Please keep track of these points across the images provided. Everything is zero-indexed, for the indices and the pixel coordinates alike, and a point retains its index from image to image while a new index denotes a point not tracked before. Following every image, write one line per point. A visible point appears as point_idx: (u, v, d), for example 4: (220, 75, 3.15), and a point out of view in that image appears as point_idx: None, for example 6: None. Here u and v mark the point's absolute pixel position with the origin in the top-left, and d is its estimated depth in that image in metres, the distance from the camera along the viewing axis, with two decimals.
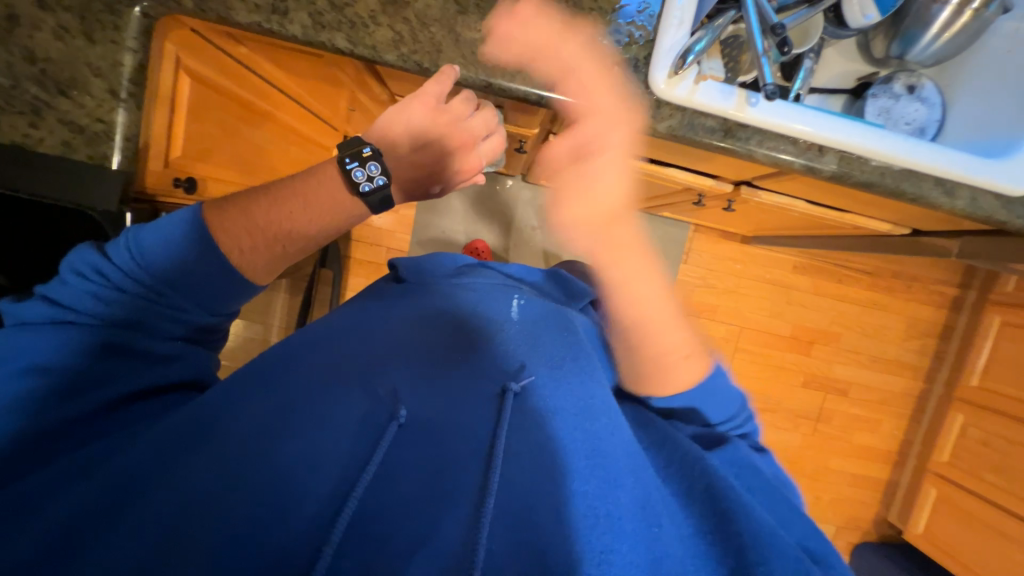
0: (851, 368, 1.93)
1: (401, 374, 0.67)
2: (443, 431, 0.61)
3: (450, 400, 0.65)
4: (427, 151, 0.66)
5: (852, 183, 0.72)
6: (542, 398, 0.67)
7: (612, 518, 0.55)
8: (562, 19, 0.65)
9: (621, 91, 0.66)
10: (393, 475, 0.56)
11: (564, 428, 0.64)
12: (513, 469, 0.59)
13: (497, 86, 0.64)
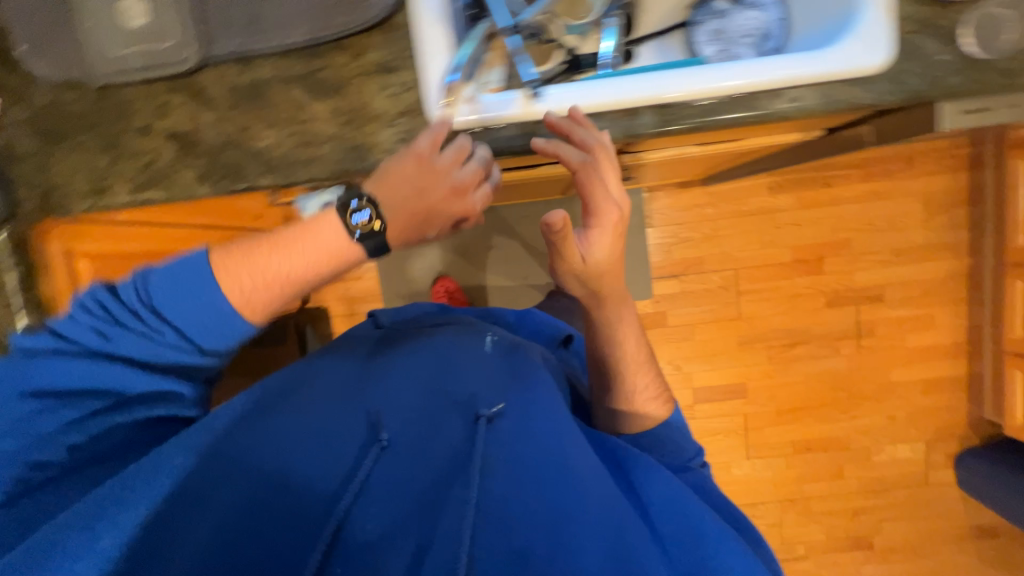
0: (877, 270, 1.73)
1: (368, 402, 0.67)
2: (422, 450, 0.63)
3: (440, 421, 0.65)
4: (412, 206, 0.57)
5: (685, 130, 0.66)
6: (517, 415, 0.66)
7: (592, 542, 0.56)
8: (332, 96, 0.67)
9: (411, 138, 0.67)
10: (375, 508, 0.58)
11: (550, 447, 0.63)
12: (504, 473, 0.61)
13: (301, 179, 0.68)
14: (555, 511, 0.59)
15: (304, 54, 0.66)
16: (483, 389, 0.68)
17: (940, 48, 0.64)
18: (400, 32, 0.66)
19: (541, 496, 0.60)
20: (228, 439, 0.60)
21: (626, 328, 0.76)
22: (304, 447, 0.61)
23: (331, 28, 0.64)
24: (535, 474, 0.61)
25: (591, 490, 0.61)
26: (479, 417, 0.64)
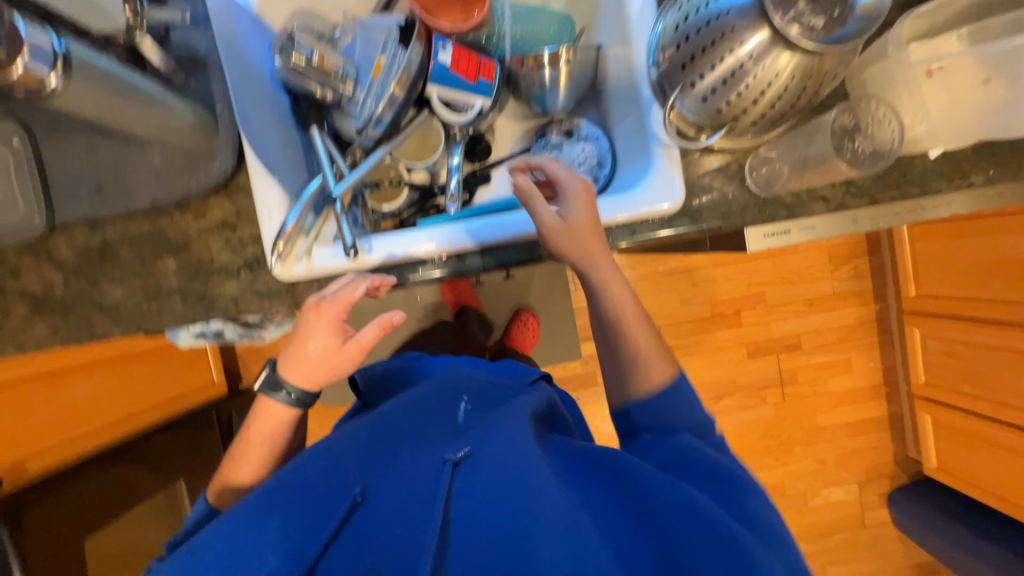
0: (793, 320, 1.80)
1: (371, 453, 0.60)
2: (403, 491, 0.55)
3: (397, 470, 0.58)
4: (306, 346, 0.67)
5: (510, 266, 0.73)
6: (480, 462, 0.56)
7: (616, 567, 0.46)
8: (176, 253, 0.71)
9: (256, 287, 0.71)
10: (356, 553, 0.51)
11: (496, 505, 0.52)
12: (456, 554, 0.50)
13: (151, 329, 0.71)
14: (571, 545, 0.48)
15: (150, 215, 0.71)
16: (430, 447, 0.61)
17: (729, 187, 0.71)
18: (240, 192, 0.71)
19: (607, 548, 0.48)
20: (266, 490, 0.55)
21: (593, 262, 0.64)
22: (311, 486, 0.55)
23: (171, 193, 0.69)
24: (502, 511, 0.51)
25: (606, 518, 0.52)
26: (447, 461, 0.57)
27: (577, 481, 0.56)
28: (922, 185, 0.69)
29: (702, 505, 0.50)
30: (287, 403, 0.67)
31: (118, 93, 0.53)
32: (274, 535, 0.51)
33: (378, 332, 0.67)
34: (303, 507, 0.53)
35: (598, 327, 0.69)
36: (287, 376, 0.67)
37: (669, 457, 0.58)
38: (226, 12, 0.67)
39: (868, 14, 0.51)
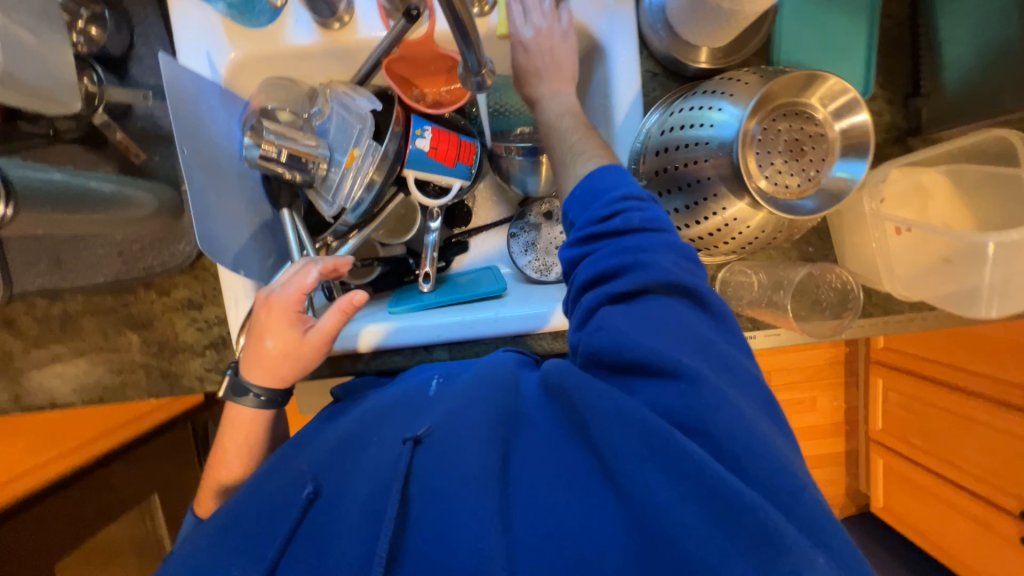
0: (768, 355, 1.68)
1: (333, 447, 0.53)
2: (353, 487, 0.47)
3: (358, 459, 0.50)
4: (264, 348, 0.57)
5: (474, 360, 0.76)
6: (442, 432, 0.47)
7: (574, 525, 0.38)
8: (139, 329, 0.70)
9: (221, 366, 0.71)
10: (308, 552, 0.43)
11: (453, 467, 0.43)
12: (422, 529, 0.41)
13: (113, 400, 0.71)
14: (523, 503, 0.41)
15: (111, 289, 0.69)
16: (394, 431, 0.52)
17: None
18: (207, 273, 0.69)
19: (565, 487, 0.41)
20: (223, 521, 0.48)
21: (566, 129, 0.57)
22: (266, 495, 0.49)
23: (133, 271, 0.68)
24: (451, 478, 0.43)
25: (572, 466, 0.42)
26: (405, 439, 0.47)
27: (547, 425, 0.46)
28: (886, 308, 0.69)
29: (655, 422, 0.39)
30: (256, 404, 0.59)
31: (66, 207, 0.51)
32: (236, 549, 0.45)
33: (337, 321, 0.56)
34: (253, 524, 0.46)
35: (579, 290, 0.48)
36: (252, 375, 0.58)
37: (618, 320, 0.43)
38: (180, 80, 0.59)
39: (835, 189, 0.52)
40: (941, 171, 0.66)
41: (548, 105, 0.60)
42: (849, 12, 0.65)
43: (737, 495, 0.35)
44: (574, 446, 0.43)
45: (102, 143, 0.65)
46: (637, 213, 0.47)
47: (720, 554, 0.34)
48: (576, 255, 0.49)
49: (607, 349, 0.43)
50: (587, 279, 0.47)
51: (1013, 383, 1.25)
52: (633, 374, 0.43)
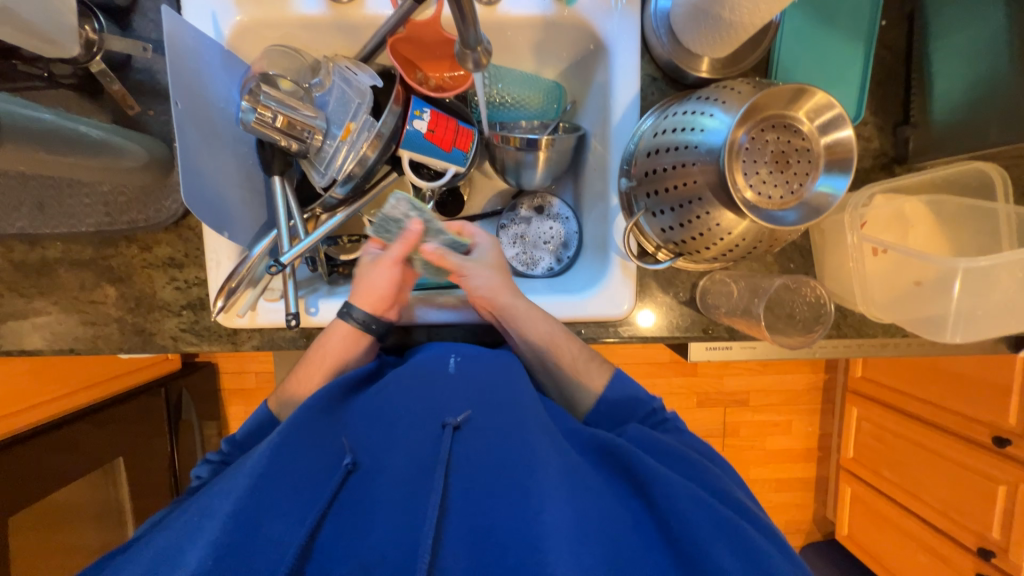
0: (745, 377, 1.70)
1: (362, 420, 0.56)
2: (392, 462, 0.52)
3: (392, 436, 0.54)
4: (366, 287, 0.63)
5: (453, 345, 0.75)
6: (485, 429, 0.53)
7: (621, 541, 0.47)
8: (117, 282, 0.69)
9: (197, 328, 0.70)
10: (356, 521, 0.49)
11: (500, 467, 0.50)
12: (468, 511, 0.48)
13: (83, 351, 0.71)
14: (575, 511, 0.47)
15: (93, 240, 0.69)
16: (422, 409, 0.55)
17: (681, 305, 0.71)
18: (191, 234, 0.69)
19: (623, 525, 0.48)
20: (253, 473, 0.47)
21: (542, 334, 0.62)
22: (302, 462, 0.51)
23: (116, 224, 0.67)
24: (502, 478, 0.49)
25: (613, 497, 0.51)
26: (446, 425, 0.52)
27: (584, 454, 0.55)
28: (859, 330, 0.70)
29: (704, 495, 0.50)
30: (353, 325, 0.63)
31: (59, 148, 0.51)
32: (273, 504, 0.47)
33: (405, 247, 0.61)
34: (294, 492, 0.49)
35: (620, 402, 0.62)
36: (353, 300, 0.64)
37: (646, 435, 0.56)
38: (182, 35, 0.58)
39: (816, 204, 0.53)
40: (922, 200, 0.67)
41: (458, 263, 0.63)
42: (847, 37, 0.67)
43: (761, 552, 0.46)
44: (615, 483, 0.53)
45: (98, 92, 0.65)
46: (643, 399, 0.62)
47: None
48: (601, 422, 0.62)
49: (645, 446, 0.55)
50: (603, 417, 0.62)
51: (980, 422, 1.28)
52: (667, 459, 0.55)
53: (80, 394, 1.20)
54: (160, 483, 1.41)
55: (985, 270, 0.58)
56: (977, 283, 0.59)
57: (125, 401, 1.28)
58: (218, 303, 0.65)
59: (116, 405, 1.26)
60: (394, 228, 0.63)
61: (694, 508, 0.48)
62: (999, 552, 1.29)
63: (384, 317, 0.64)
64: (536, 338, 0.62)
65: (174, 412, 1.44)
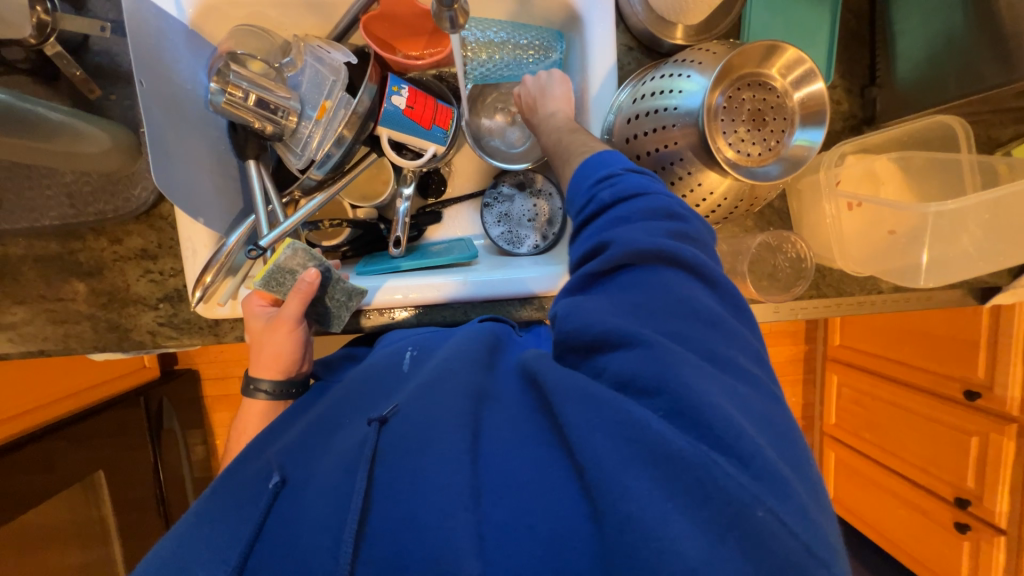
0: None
1: (305, 428, 0.52)
2: (326, 462, 0.46)
3: (331, 443, 0.49)
4: (272, 354, 0.59)
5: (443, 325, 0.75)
6: (412, 414, 0.47)
7: (538, 493, 0.38)
8: (86, 278, 0.67)
9: (174, 322, 0.68)
10: (280, 540, 0.41)
11: (424, 442, 0.43)
12: (392, 500, 0.40)
13: (55, 352, 0.68)
14: (488, 475, 0.40)
15: (58, 235, 0.66)
16: (360, 412, 0.51)
17: None
18: (164, 222, 0.66)
19: (549, 468, 0.39)
20: (199, 505, 0.48)
21: (564, 126, 0.60)
22: (236, 486, 0.48)
23: (83, 216, 0.64)
24: (414, 456, 0.42)
25: (527, 440, 0.42)
26: (371, 421, 0.47)
27: (512, 405, 0.46)
28: (839, 290, 0.73)
29: (607, 396, 0.39)
30: (266, 398, 0.60)
31: (12, 129, 0.50)
32: (213, 522, 0.45)
33: (301, 303, 0.58)
34: (230, 515, 0.45)
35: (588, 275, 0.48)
36: (256, 372, 0.60)
37: (596, 308, 0.44)
38: (143, 13, 0.56)
39: (794, 158, 0.55)
40: (891, 158, 0.70)
41: (528, 81, 0.66)
42: (814, 3, 0.68)
43: (687, 461, 0.35)
44: (536, 423, 0.43)
45: (54, 77, 0.61)
46: (640, 216, 0.45)
47: (660, 510, 0.34)
48: (576, 253, 0.49)
49: (577, 333, 0.44)
50: (590, 258, 0.47)
51: (952, 378, 1.33)
52: (603, 350, 0.43)
53: (53, 406, 1.15)
54: (144, 497, 1.36)
55: (954, 215, 0.61)
56: (948, 229, 0.62)
57: (100, 413, 1.23)
58: (198, 292, 0.62)
59: (91, 418, 1.20)
60: (288, 279, 0.60)
61: (662, 446, 0.36)
62: (975, 500, 1.33)
63: (298, 377, 0.62)
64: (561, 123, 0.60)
65: (160, 419, 1.40)
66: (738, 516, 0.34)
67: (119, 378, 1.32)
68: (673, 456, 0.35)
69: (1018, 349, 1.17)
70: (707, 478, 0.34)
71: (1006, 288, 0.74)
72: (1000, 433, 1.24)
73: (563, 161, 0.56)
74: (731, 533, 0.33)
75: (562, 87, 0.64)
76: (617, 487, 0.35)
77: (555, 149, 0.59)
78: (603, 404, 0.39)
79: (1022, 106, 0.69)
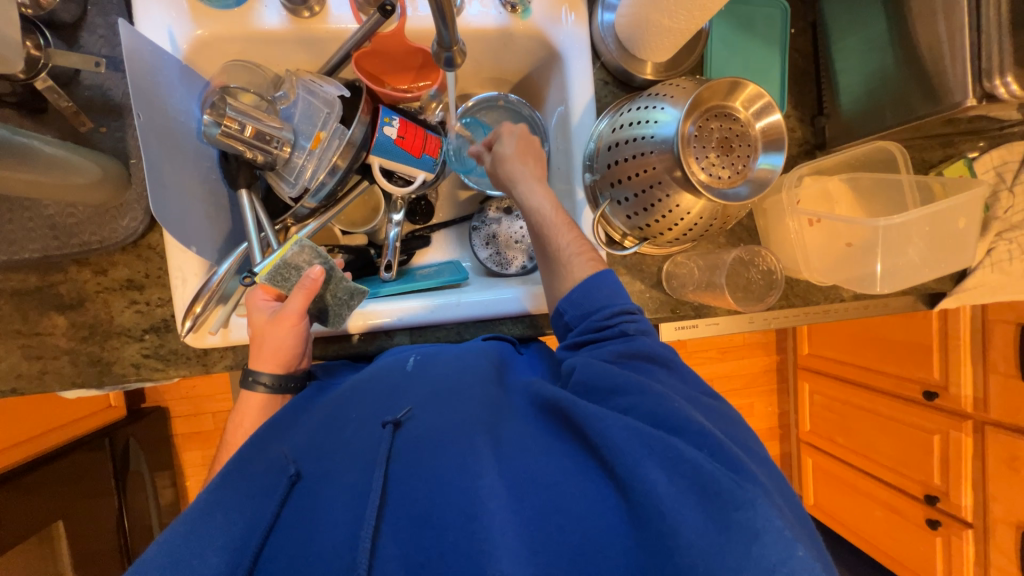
0: (708, 365, 1.81)
1: (313, 427, 0.55)
2: (340, 463, 0.49)
3: (342, 443, 0.52)
4: (273, 347, 0.60)
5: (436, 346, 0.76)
6: (429, 419, 0.52)
7: (563, 493, 0.44)
8: (67, 311, 0.65)
9: (161, 353, 0.67)
10: (299, 533, 0.45)
11: (449, 446, 0.48)
12: (413, 494, 0.45)
13: (28, 390, 0.65)
14: (514, 476, 0.45)
15: (38, 267, 0.64)
16: (370, 412, 0.54)
17: (650, 289, 0.76)
18: (152, 252, 0.66)
19: (565, 472, 0.45)
20: (201, 498, 0.48)
21: (543, 206, 0.63)
22: (249, 480, 0.50)
23: (66, 248, 0.62)
24: (442, 459, 0.47)
25: (549, 447, 0.48)
26: (387, 423, 0.51)
27: (527, 419, 0.52)
28: (806, 299, 0.78)
29: (636, 424, 0.46)
30: (265, 391, 0.61)
31: (8, 163, 0.50)
32: (223, 515, 0.46)
33: (304, 299, 0.59)
34: (241, 508, 0.47)
35: (581, 335, 0.58)
36: (257, 365, 0.61)
37: (591, 360, 0.54)
38: (140, 50, 0.57)
39: (760, 180, 0.60)
40: (841, 179, 0.77)
41: (500, 150, 0.66)
42: (764, 44, 0.77)
43: (691, 464, 0.42)
44: (551, 435, 0.50)
45: (42, 110, 0.61)
46: (618, 299, 0.58)
47: (671, 502, 0.40)
48: (570, 313, 0.59)
49: (594, 378, 0.52)
50: (576, 320, 0.59)
51: (911, 380, 1.42)
52: (619, 393, 0.50)
53: (11, 452, 1.07)
54: (106, 548, 1.26)
55: (901, 228, 0.68)
56: (896, 240, 0.69)
57: (59, 458, 1.15)
58: (189, 320, 0.62)
59: (52, 462, 1.12)
60: (293, 275, 0.62)
61: (671, 457, 0.43)
62: (942, 497, 1.40)
63: (298, 371, 0.63)
64: (540, 203, 0.63)
65: (127, 461, 1.32)
66: (732, 514, 0.40)
67: (83, 418, 1.24)
68: (681, 465, 0.43)
69: (966, 350, 1.27)
70: (705, 482, 0.41)
71: (950, 293, 0.82)
72: (958, 430, 1.32)
73: (546, 250, 0.63)
74: (719, 520, 0.40)
75: (508, 144, 0.66)
76: (634, 488, 0.42)
77: (536, 231, 0.63)
78: (619, 422, 0.46)
79: (949, 132, 0.79)
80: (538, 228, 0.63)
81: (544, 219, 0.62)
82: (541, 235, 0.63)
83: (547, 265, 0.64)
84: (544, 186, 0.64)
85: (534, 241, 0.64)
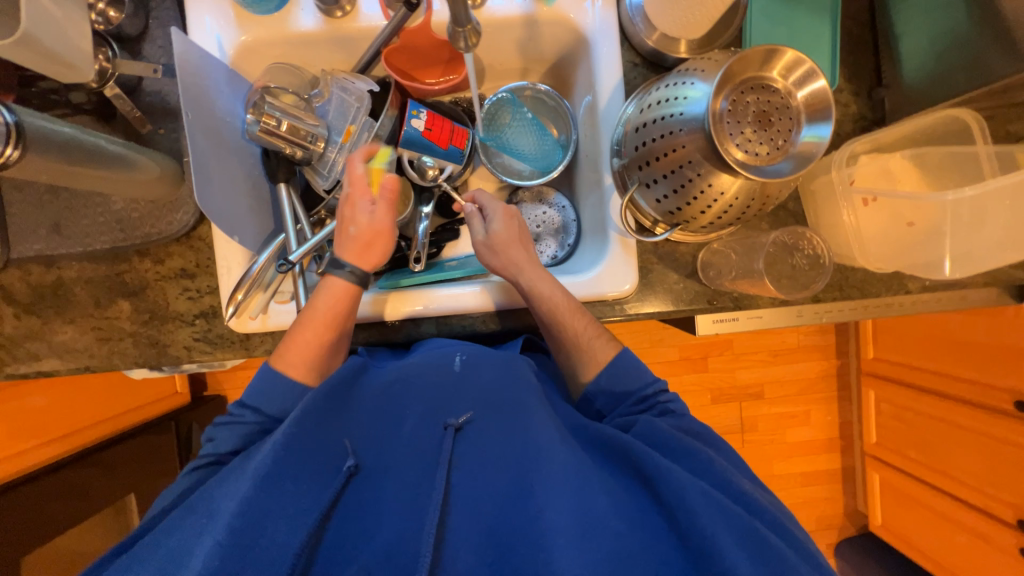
0: (757, 369, 1.69)
1: (371, 420, 0.57)
2: (398, 462, 0.55)
3: (399, 440, 0.56)
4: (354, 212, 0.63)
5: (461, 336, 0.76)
6: (487, 432, 0.57)
7: (626, 537, 0.48)
8: (132, 297, 0.71)
9: (210, 337, 0.72)
10: (363, 520, 0.52)
11: (512, 475, 0.54)
12: (470, 506, 0.52)
13: (99, 368, 0.72)
14: (582, 515, 0.49)
15: (107, 258, 0.71)
16: (426, 410, 0.58)
17: (685, 279, 0.72)
18: (202, 243, 0.71)
19: (628, 516, 0.50)
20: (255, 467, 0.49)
21: (547, 300, 0.65)
22: (307, 462, 0.51)
23: (130, 240, 0.68)
24: (506, 478, 0.54)
25: (609, 486, 0.53)
26: (449, 427, 0.56)
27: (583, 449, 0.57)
28: (863, 291, 0.71)
29: (711, 490, 0.49)
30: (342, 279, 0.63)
31: (81, 160, 0.55)
32: (283, 484, 0.49)
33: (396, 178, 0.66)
34: (304, 484, 0.50)
35: (630, 408, 0.63)
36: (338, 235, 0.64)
37: (653, 421, 0.58)
38: (190, 55, 0.62)
39: (804, 155, 0.56)
40: (906, 157, 0.69)
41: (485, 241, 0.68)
42: (811, 13, 0.71)
43: (754, 532, 0.47)
44: (614, 477, 0.54)
45: (110, 116, 0.68)
46: (647, 379, 0.64)
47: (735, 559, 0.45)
48: (604, 401, 0.64)
49: (656, 438, 0.56)
50: (608, 407, 0.65)
51: (1001, 388, 1.26)
52: (676, 454, 0.55)
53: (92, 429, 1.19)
54: None
55: (977, 201, 0.60)
56: (969, 219, 0.61)
57: (130, 438, 1.26)
58: (232, 307, 0.64)
59: (127, 441, 1.24)
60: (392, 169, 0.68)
61: (742, 526, 0.47)
62: None
63: (366, 255, 0.64)
64: (542, 292, 0.65)
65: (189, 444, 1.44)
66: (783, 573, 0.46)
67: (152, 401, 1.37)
68: (750, 543, 0.46)
69: None
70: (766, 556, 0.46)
71: None
72: None
73: (554, 335, 0.66)
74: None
75: (501, 228, 0.68)
76: (696, 541, 0.47)
77: (543, 318, 0.65)
78: (693, 484, 0.49)
79: None
80: (540, 314, 0.65)
81: (547, 307, 0.65)
82: (544, 316, 0.65)
83: (559, 347, 0.67)
84: (541, 273, 0.66)
85: (543, 326, 0.67)
